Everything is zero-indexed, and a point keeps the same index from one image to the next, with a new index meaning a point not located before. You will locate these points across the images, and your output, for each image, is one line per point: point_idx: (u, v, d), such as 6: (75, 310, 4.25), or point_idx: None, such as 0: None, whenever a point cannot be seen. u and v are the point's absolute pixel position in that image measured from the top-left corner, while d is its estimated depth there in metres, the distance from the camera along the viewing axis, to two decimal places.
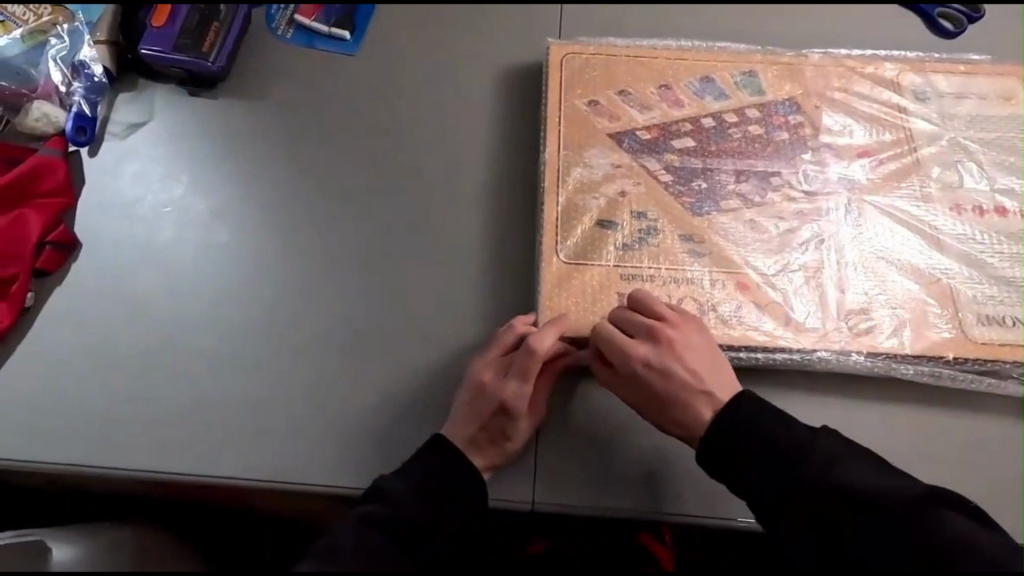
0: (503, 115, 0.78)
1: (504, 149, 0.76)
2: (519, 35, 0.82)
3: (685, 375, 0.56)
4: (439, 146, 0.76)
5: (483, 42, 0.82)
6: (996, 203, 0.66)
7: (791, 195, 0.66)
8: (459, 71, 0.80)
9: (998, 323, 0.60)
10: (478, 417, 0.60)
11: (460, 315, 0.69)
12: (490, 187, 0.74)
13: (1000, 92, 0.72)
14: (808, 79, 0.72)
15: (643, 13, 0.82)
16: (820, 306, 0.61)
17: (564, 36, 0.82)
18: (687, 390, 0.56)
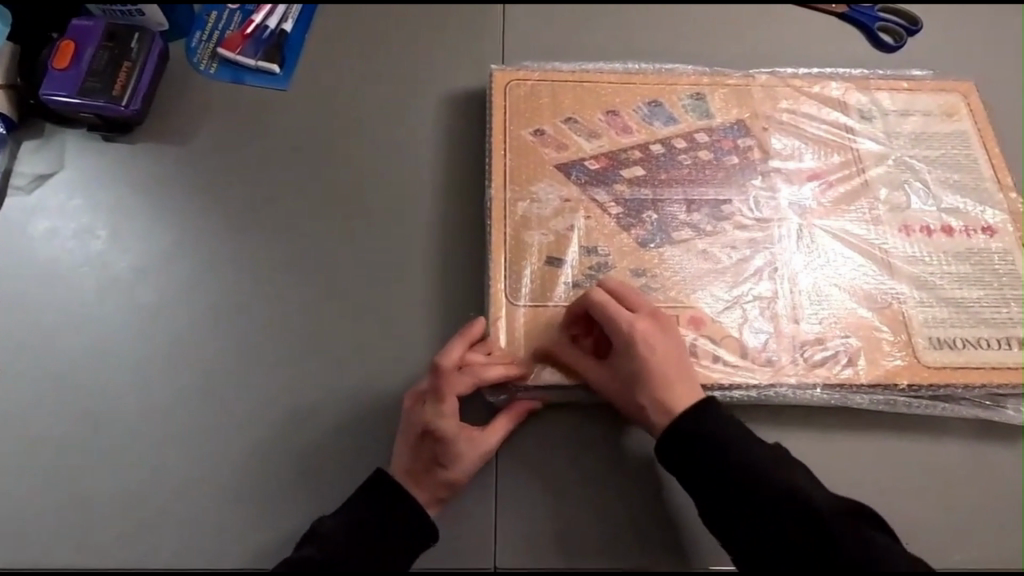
0: (447, 143, 0.74)
1: (449, 180, 0.72)
2: (461, 60, 0.79)
3: (659, 359, 0.55)
4: (379, 181, 0.72)
5: (424, 69, 0.78)
6: (943, 222, 0.66)
7: (742, 223, 0.64)
8: (399, 100, 0.77)
9: (948, 348, 0.60)
10: (417, 449, 0.56)
11: (405, 362, 0.65)
12: (435, 221, 0.70)
13: (943, 108, 0.72)
14: (756, 100, 0.71)
15: (589, 35, 0.80)
16: (775, 339, 0.59)
17: (508, 60, 0.79)
18: (664, 377, 0.54)
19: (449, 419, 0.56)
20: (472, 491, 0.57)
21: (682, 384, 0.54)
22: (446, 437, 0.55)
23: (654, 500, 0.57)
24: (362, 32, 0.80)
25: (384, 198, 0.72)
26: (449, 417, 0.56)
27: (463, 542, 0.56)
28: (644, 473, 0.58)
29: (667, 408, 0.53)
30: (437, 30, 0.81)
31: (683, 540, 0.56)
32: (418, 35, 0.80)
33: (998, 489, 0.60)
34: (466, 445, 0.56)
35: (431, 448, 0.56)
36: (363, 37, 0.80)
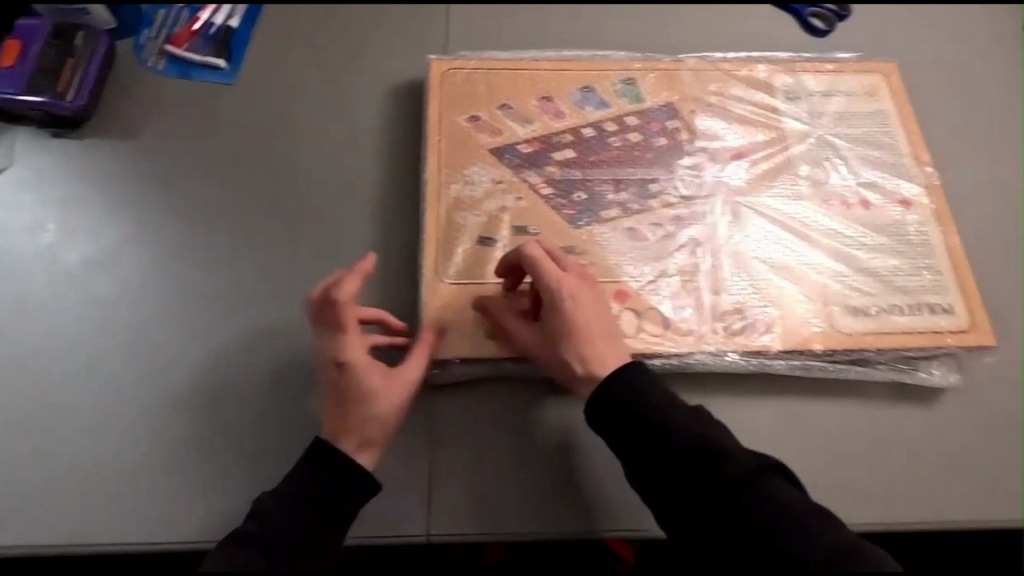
0: (389, 133, 0.77)
1: (390, 168, 0.75)
2: (404, 52, 0.81)
3: (587, 310, 0.57)
4: (324, 170, 0.75)
5: (368, 61, 0.81)
6: (862, 196, 0.68)
7: (668, 201, 0.67)
8: (343, 92, 0.79)
9: (863, 314, 0.63)
10: (334, 395, 0.56)
11: None
12: (376, 208, 0.73)
13: (866, 88, 0.75)
14: (684, 84, 0.73)
15: (529, 26, 0.83)
16: (696, 311, 0.62)
17: (449, 51, 0.81)
18: (591, 328, 0.56)
19: (359, 359, 0.56)
20: (408, 463, 0.60)
21: (607, 335, 0.57)
22: (359, 378, 0.56)
23: (579, 460, 0.60)
24: (307, 27, 0.82)
25: (328, 187, 0.74)
26: (359, 356, 0.56)
27: (400, 512, 0.58)
28: (572, 441, 0.61)
29: (595, 358, 0.56)
30: (381, 23, 0.83)
31: (609, 501, 0.59)
32: (363, 29, 0.83)
33: (913, 448, 0.63)
34: (380, 385, 0.56)
35: (347, 395, 0.56)
36: (308, 32, 0.82)
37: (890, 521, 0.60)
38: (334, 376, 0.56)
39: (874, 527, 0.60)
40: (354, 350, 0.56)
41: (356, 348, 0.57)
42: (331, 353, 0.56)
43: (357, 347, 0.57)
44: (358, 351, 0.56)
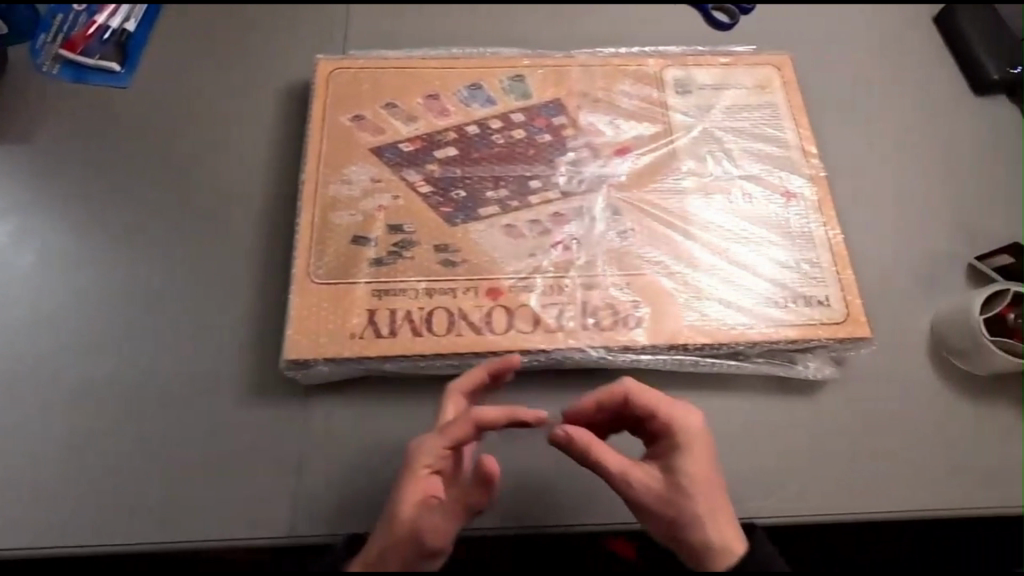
0: (283, 134, 0.76)
1: (282, 168, 0.74)
2: (303, 53, 0.81)
3: (705, 464, 0.53)
4: (214, 170, 0.74)
5: (266, 62, 0.80)
6: (744, 189, 0.68)
7: (548, 197, 0.67)
8: (239, 93, 0.79)
9: (736, 308, 0.63)
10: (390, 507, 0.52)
11: (224, 344, 0.66)
12: (266, 208, 0.72)
13: (758, 81, 0.75)
14: (573, 80, 0.73)
15: (429, 25, 0.83)
16: (567, 308, 0.61)
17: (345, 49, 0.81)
18: (709, 496, 0.52)
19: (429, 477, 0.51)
20: (280, 465, 0.61)
21: (725, 504, 0.52)
22: (423, 501, 0.50)
23: None
24: (204, 29, 0.82)
25: (219, 189, 0.74)
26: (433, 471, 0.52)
27: (269, 513, 0.59)
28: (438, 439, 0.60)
29: (714, 530, 0.52)
30: (281, 25, 0.83)
31: None
32: (263, 31, 0.82)
33: (790, 443, 0.62)
34: (436, 515, 0.50)
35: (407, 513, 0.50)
36: (208, 34, 0.82)
37: (762, 515, 0.59)
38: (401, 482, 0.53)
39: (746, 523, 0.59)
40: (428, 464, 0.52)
41: (432, 461, 0.52)
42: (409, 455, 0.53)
43: (434, 463, 0.52)
44: (431, 465, 0.52)
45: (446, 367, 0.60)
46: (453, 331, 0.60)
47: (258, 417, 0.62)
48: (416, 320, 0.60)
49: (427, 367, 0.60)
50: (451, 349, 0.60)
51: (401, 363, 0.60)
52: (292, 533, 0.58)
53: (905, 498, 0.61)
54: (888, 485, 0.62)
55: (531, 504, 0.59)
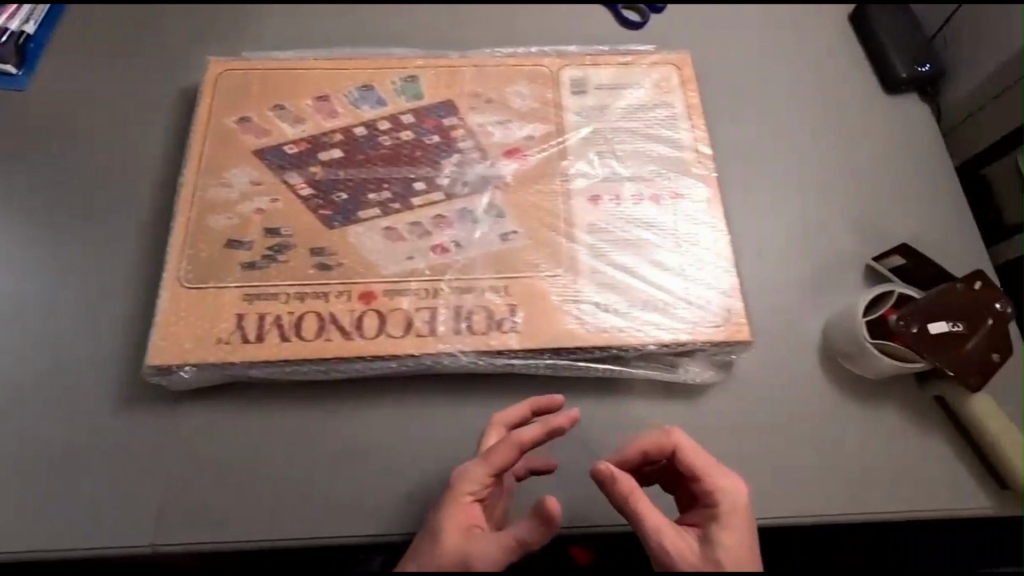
0: (173, 131, 0.74)
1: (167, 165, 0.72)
2: (200, 49, 0.78)
3: (742, 536, 0.51)
4: (99, 172, 0.72)
5: (162, 61, 0.78)
6: (633, 190, 0.67)
7: (431, 199, 0.65)
8: (132, 93, 0.77)
9: (614, 312, 0.62)
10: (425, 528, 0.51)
11: (93, 347, 0.63)
12: (147, 207, 0.70)
13: (657, 80, 0.74)
14: (465, 81, 0.72)
15: (330, 21, 0.80)
16: (440, 312, 0.61)
17: (243, 48, 0.79)
18: (745, 571, 0.50)
19: (469, 497, 0.51)
20: (139, 472, 0.59)
21: None
22: (459, 521, 0.50)
23: (306, 467, 0.59)
24: (105, 30, 0.81)
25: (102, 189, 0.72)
26: (470, 493, 0.51)
27: (122, 522, 0.57)
28: (309, 446, 0.60)
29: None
30: (181, 24, 0.81)
31: (327, 509, 0.58)
32: (163, 29, 0.81)
33: None
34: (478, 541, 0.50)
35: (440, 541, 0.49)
36: (109, 35, 0.81)
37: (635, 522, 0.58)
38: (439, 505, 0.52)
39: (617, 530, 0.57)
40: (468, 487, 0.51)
41: (472, 487, 0.51)
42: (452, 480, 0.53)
43: (477, 486, 0.51)
44: (467, 488, 0.51)
45: (314, 372, 0.59)
46: (322, 336, 0.59)
47: (121, 423, 0.60)
48: (285, 325, 0.60)
49: (295, 372, 0.59)
50: (319, 354, 0.59)
51: (268, 368, 0.59)
52: (145, 543, 0.56)
53: (785, 504, 0.60)
54: (769, 491, 0.60)
55: (397, 510, 0.58)
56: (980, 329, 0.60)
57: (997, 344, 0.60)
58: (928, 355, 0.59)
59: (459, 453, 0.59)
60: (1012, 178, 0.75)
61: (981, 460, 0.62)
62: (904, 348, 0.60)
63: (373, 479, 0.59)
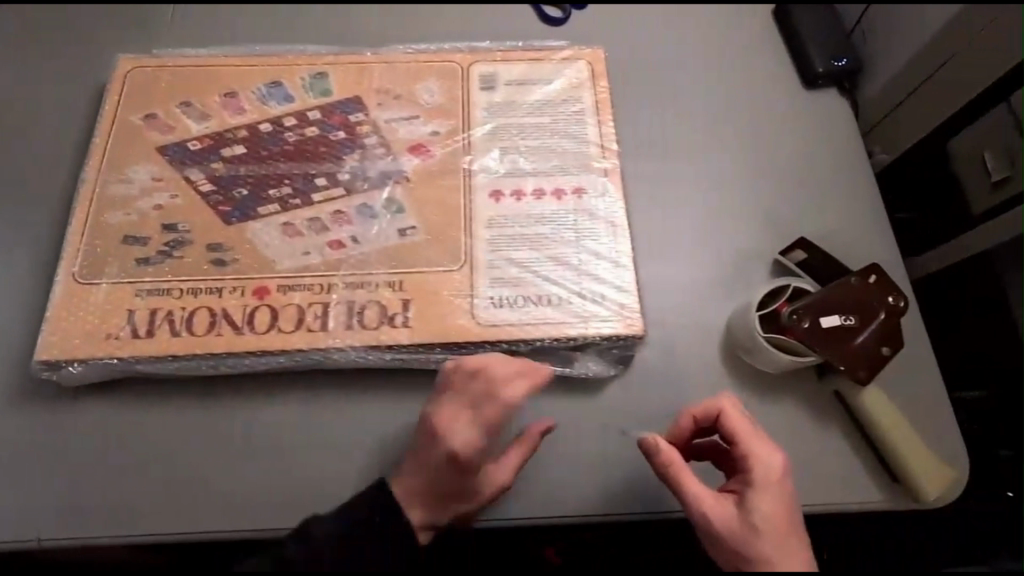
0: (69, 118, 0.71)
1: (61, 154, 0.69)
2: (102, 39, 0.76)
3: (777, 501, 0.51)
4: None
5: (60, 46, 0.75)
6: (536, 185, 0.67)
7: (332, 194, 0.66)
8: (23, 78, 0.73)
9: (508, 306, 0.62)
10: (422, 466, 0.54)
11: None
12: (35, 197, 0.67)
13: (568, 76, 0.73)
14: (374, 77, 0.72)
15: (241, 11, 0.78)
16: (332, 307, 0.61)
17: (149, 39, 0.76)
18: (783, 539, 0.50)
19: (474, 444, 0.52)
20: (17, 467, 0.58)
21: (797, 548, 0.51)
22: (471, 463, 0.52)
23: (189, 462, 0.58)
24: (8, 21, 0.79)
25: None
26: (467, 441, 0.52)
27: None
28: (193, 441, 0.59)
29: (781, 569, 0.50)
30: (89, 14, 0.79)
31: (208, 505, 0.57)
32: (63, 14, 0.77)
33: (560, 443, 0.61)
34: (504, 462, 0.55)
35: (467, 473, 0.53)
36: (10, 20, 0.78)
37: (524, 516, 0.58)
38: (424, 446, 0.54)
39: (499, 523, 0.58)
40: (464, 431, 0.52)
41: (466, 429, 0.53)
42: (432, 422, 0.54)
43: (473, 429, 0.52)
44: (467, 436, 0.52)
45: (202, 367, 0.59)
46: (212, 331, 0.60)
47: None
48: (176, 319, 0.60)
49: (184, 367, 0.59)
50: (208, 349, 0.59)
51: (156, 363, 0.59)
52: (20, 538, 0.55)
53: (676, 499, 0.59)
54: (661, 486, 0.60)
55: (283, 504, 0.57)
56: (870, 323, 0.60)
57: (887, 338, 0.60)
58: (818, 349, 0.59)
59: (346, 448, 0.59)
60: (975, 163, 0.76)
61: (876, 456, 0.61)
62: (797, 343, 0.60)
63: (257, 475, 0.58)
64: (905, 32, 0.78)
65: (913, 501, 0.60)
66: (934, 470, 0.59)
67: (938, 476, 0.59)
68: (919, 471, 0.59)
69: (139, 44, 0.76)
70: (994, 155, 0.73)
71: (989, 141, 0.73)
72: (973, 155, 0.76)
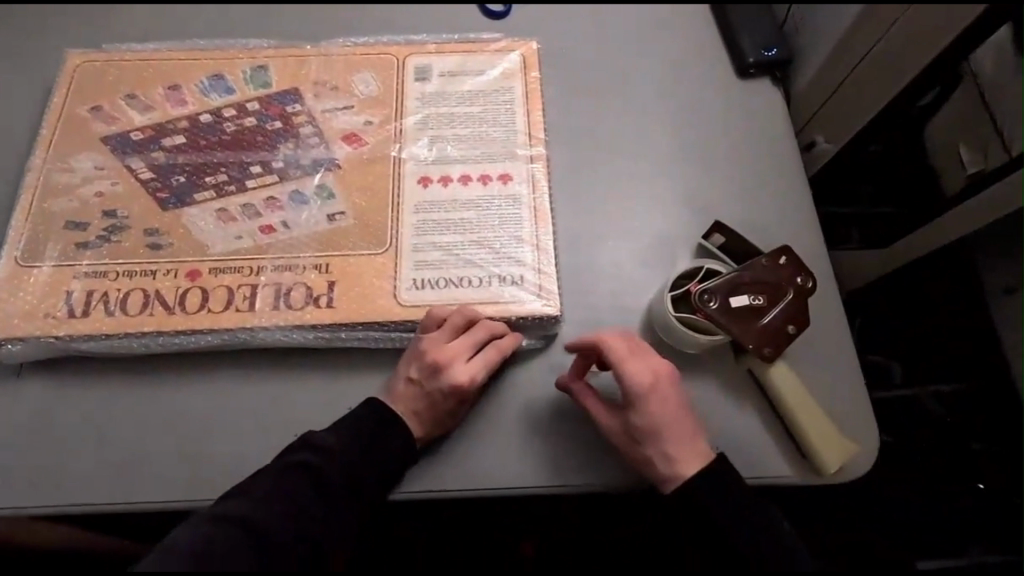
0: (20, 111, 0.74)
1: (10, 147, 0.73)
2: (54, 35, 0.79)
3: (666, 405, 0.59)
4: None
5: (13, 42, 0.79)
6: (463, 172, 0.70)
7: (266, 181, 0.68)
8: None
9: (431, 287, 0.64)
10: (426, 396, 0.60)
11: None
12: None
13: (499, 67, 0.76)
14: (310, 69, 0.75)
15: (189, 8, 0.81)
16: (260, 289, 0.64)
17: (98, 35, 0.80)
18: (662, 430, 0.58)
19: (479, 375, 0.60)
20: None
21: (679, 435, 0.58)
22: (476, 389, 0.61)
23: (120, 436, 0.61)
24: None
25: None
26: (478, 372, 0.60)
27: None
28: (126, 416, 0.62)
29: (678, 458, 0.58)
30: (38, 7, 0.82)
31: (136, 477, 0.59)
32: (17, 13, 0.80)
33: (481, 419, 0.62)
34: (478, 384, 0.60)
35: (446, 394, 0.59)
36: None
37: (442, 489, 0.60)
38: (429, 379, 0.60)
39: (420, 494, 0.60)
40: (470, 363, 0.60)
41: (468, 362, 0.60)
42: (435, 359, 0.60)
43: (473, 362, 0.61)
44: (472, 368, 0.60)
45: (133, 345, 0.62)
46: (145, 311, 0.62)
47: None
48: (112, 300, 0.63)
49: (119, 345, 0.62)
50: (140, 328, 0.62)
51: (90, 342, 0.62)
52: None
53: (588, 475, 0.61)
54: (573, 460, 0.61)
55: (208, 476, 0.59)
56: (779, 303, 0.63)
57: (795, 318, 0.62)
58: (728, 328, 0.61)
59: (268, 423, 0.61)
60: (951, 160, 0.85)
61: (788, 436, 0.63)
62: (708, 323, 0.62)
63: (184, 448, 0.60)
64: (827, 24, 0.78)
65: (818, 474, 0.61)
66: (842, 448, 0.61)
67: (845, 454, 0.61)
68: (827, 449, 0.61)
69: (90, 40, 0.79)
70: (970, 149, 0.82)
71: (964, 134, 0.82)
72: (948, 144, 0.85)
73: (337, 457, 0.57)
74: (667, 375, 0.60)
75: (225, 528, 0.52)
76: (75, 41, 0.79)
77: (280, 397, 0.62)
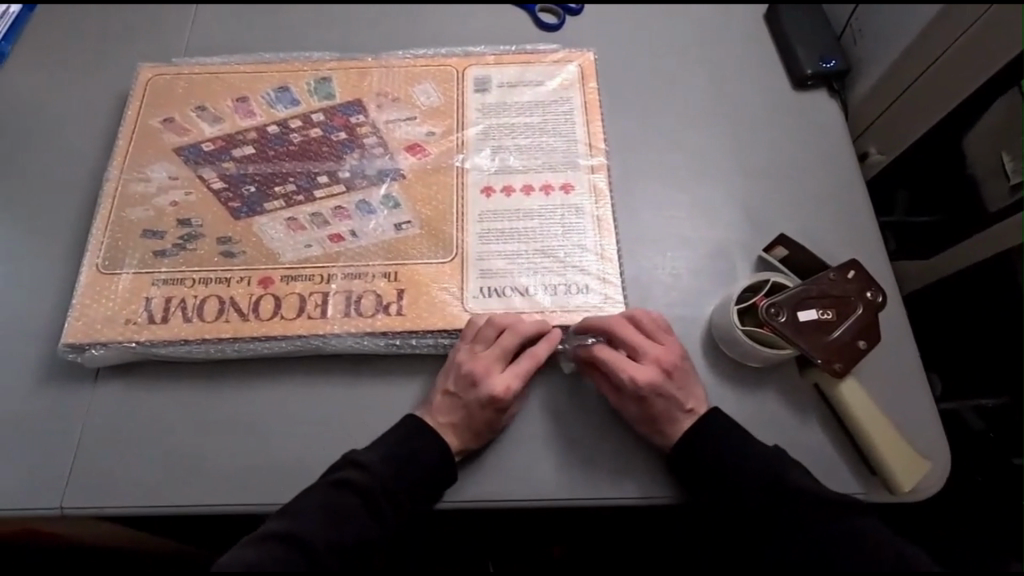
0: (98, 122, 0.77)
1: (89, 156, 0.75)
2: (130, 48, 0.82)
3: (665, 393, 0.60)
4: (21, 161, 0.75)
5: (91, 56, 0.82)
6: (525, 181, 0.71)
7: (334, 190, 0.70)
8: (58, 85, 0.80)
9: (498, 296, 0.65)
10: (463, 406, 0.60)
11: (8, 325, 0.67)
12: (67, 194, 0.73)
13: (558, 79, 0.77)
14: (373, 81, 0.76)
15: (255, 22, 0.84)
16: (331, 296, 0.65)
17: (170, 48, 0.82)
18: (659, 414, 0.60)
19: (515, 383, 0.60)
20: (46, 441, 0.62)
21: (674, 414, 0.60)
22: (512, 400, 0.60)
23: (195, 440, 0.62)
24: (34, 21, 0.84)
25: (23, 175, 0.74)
26: (513, 381, 0.60)
27: (25, 488, 0.60)
28: (203, 420, 0.63)
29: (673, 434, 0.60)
30: (112, 19, 0.84)
31: (210, 481, 0.61)
32: (95, 27, 0.84)
33: (546, 430, 0.62)
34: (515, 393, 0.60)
35: (483, 403, 0.59)
36: (44, 28, 0.84)
37: (503, 499, 0.60)
38: (465, 391, 0.60)
39: (472, 505, 0.60)
40: (505, 374, 0.60)
41: (502, 372, 0.60)
42: (470, 371, 0.60)
43: (508, 369, 0.61)
44: (507, 377, 0.60)
45: (210, 350, 0.64)
46: (221, 317, 0.64)
47: (19, 398, 0.64)
48: (187, 308, 0.65)
49: (194, 351, 0.64)
50: (216, 334, 0.64)
51: (169, 346, 0.64)
52: (43, 508, 0.60)
53: (652, 485, 0.61)
54: (643, 468, 0.61)
55: (280, 481, 0.61)
56: (849, 318, 0.62)
57: (864, 332, 0.62)
58: (796, 341, 0.61)
59: (339, 427, 0.63)
60: (998, 179, 0.74)
61: (853, 445, 0.63)
62: (773, 335, 0.62)
63: (256, 453, 0.62)
64: (888, 39, 0.78)
65: (885, 486, 0.61)
66: (916, 473, 0.60)
67: (917, 479, 0.60)
68: (891, 460, 0.60)
69: (161, 53, 0.82)
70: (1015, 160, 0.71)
71: (1007, 145, 0.71)
72: (986, 154, 0.74)
73: (405, 466, 0.58)
74: (672, 365, 0.61)
75: (267, 548, 0.54)
76: (146, 53, 0.82)
77: (350, 403, 0.63)
